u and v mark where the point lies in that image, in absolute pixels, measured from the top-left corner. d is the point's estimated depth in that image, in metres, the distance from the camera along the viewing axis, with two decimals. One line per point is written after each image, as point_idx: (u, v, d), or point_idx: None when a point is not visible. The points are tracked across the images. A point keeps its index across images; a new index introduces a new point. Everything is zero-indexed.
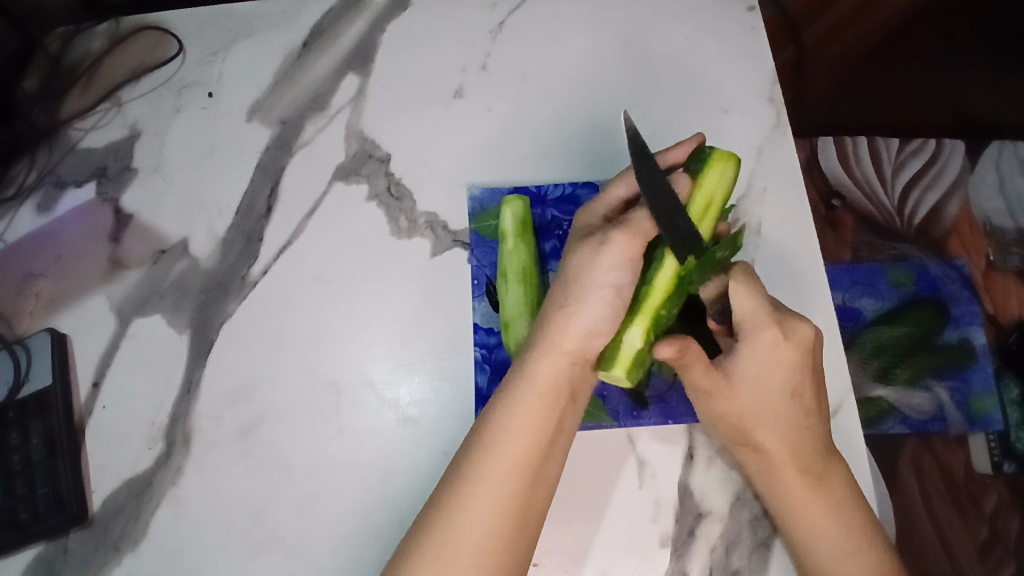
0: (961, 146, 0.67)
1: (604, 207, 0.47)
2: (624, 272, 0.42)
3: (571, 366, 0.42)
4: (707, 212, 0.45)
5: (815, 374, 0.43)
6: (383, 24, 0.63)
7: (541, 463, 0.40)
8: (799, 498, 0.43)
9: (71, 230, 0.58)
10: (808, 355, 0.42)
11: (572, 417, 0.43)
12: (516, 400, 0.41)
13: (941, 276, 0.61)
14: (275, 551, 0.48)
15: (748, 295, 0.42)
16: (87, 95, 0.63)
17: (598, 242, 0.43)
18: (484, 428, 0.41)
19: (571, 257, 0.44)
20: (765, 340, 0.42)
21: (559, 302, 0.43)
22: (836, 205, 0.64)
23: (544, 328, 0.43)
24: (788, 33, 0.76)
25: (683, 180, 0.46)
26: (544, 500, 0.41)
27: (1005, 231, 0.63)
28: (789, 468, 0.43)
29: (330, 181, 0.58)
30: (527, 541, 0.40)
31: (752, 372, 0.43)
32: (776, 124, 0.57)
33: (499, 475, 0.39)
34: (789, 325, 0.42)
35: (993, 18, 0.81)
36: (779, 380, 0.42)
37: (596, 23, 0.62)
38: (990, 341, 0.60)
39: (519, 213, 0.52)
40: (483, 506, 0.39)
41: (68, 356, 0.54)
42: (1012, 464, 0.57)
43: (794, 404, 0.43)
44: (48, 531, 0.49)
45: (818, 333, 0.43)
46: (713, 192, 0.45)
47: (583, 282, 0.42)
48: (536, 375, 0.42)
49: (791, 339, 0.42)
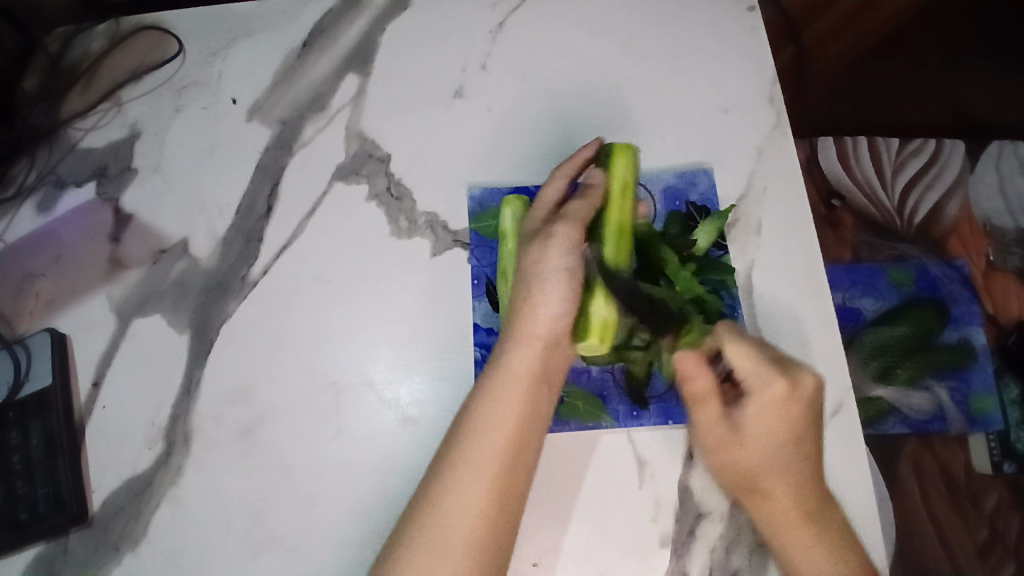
0: (961, 146, 0.66)
1: (541, 211, 0.51)
2: (574, 258, 0.49)
3: (543, 348, 0.46)
4: (624, 194, 0.52)
5: (817, 420, 0.46)
6: (384, 24, 0.63)
7: (523, 440, 0.43)
8: (797, 537, 0.44)
9: (71, 230, 0.58)
10: (812, 404, 0.46)
11: (548, 399, 0.45)
12: (496, 384, 0.44)
13: (941, 276, 0.61)
14: (275, 551, 0.48)
15: (742, 353, 0.46)
16: (87, 95, 0.63)
17: (544, 242, 0.49)
18: (469, 412, 0.44)
19: (527, 252, 0.50)
20: (774, 392, 0.46)
21: (524, 295, 0.48)
22: (836, 205, 0.64)
23: (515, 319, 0.47)
24: (789, 33, 0.77)
25: (600, 176, 0.52)
26: (529, 480, 0.43)
27: (1005, 232, 0.63)
28: (789, 513, 0.45)
29: (330, 181, 0.58)
30: (516, 521, 0.41)
31: (757, 420, 0.46)
32: (776, 124, 0.57)
33: (485, 456, 0.41)
34: (792, 376, 0.46)
35: (994, 18, 0.81)
36: (782, 430, 0.46)
37: (597, 23, 0.62)
38: (990, 341, 0.60)
39: (519, 213, 0.53)
40: (472, 483, 0.40)
41: (68, 356, 0.54)
42: (1013, 464, 0.57)
43: (796, 452, 0.46)
44: (49, 530, 0.49)
45: (817, 385, 0.46)
46: (625, 177, 0.52)
47: (543, 272, 0.48)
48: (511, 361, 0.45)
49: (797, 390, 0.46)
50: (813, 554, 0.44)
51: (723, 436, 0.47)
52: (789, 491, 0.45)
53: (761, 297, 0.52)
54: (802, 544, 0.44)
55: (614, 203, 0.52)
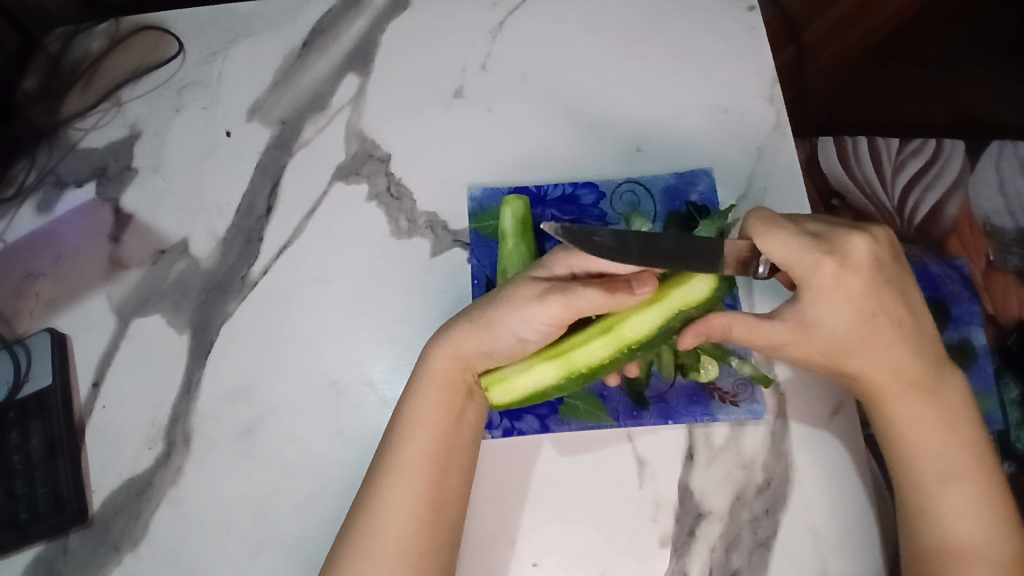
0: (961, 146, 0.63)
1: (581, 267, 0.43)
2: (539, 332, 0.43)
3: (464, 369, 0.44)
4: (661, 303, 0.42)
5: (891, 286, 0.41)
6: (383, 25, 0.63)
7: (447, 453, 0.42)
8: (904, 420, 0.41)
9: (71, 230, 0.58)
10: (875, 271, 0.40)
11: (476, 411, 0.45)
12: (421, 395, 0.43)
13: (941, 275, 0.58)
14: (275, 550, 0.47)
15: (777, 245, 0.40)
16: (87, 95, 0.63)
17: (535, 295, 0.42)
18: (396, 427, 0.43)
19: (514, 287, 0.44)
20: (828, 277, 0.39)
21: (467, 321, 0.44)
22: (836, 204, 0.62)
23: (451, 336, 0.44)
24: (788, 33, 0.78)
25: (649, 278, 0.42)
26: (463, 486, 0.42)
27: (1006, 231, 0.59)
28: (889, 387, 0.41)
29: (330, 181, 0.58)
30: (450, 528, 0.41)
31: (826, 318, 0.40)
32: (776, 124, 0.57)
33: (411, 463, 0.41)
34: (844, 252, 0.40)
35: (994, 16, 0.80)
36: (852, 311, 0.40)
37: (596, 24, 0.62)
38: (990, 341, 0.56)
39: (519, 212, 0.52)
40: (400, 496, 0.40)
41: (69, 356, 0.54)
42: (1013, 464, 0.52)
43: (876, 325, 0.40)
44: (48, 531, 0.49)
45: (874, 243, 0.41)
46: (680, 293, 0.42)
47: (501, 316, 0.43)
48: (432, 369, 0.44)
49: (850, 264, 0.39)
50: (913, 426, 0.41)
51: (795, 331, 0.41)
52: (885, 375, 0.41)
53: (760, 293, 0.52)
54: (913, 425, 0.41)
55: (637, 308, 0.43)
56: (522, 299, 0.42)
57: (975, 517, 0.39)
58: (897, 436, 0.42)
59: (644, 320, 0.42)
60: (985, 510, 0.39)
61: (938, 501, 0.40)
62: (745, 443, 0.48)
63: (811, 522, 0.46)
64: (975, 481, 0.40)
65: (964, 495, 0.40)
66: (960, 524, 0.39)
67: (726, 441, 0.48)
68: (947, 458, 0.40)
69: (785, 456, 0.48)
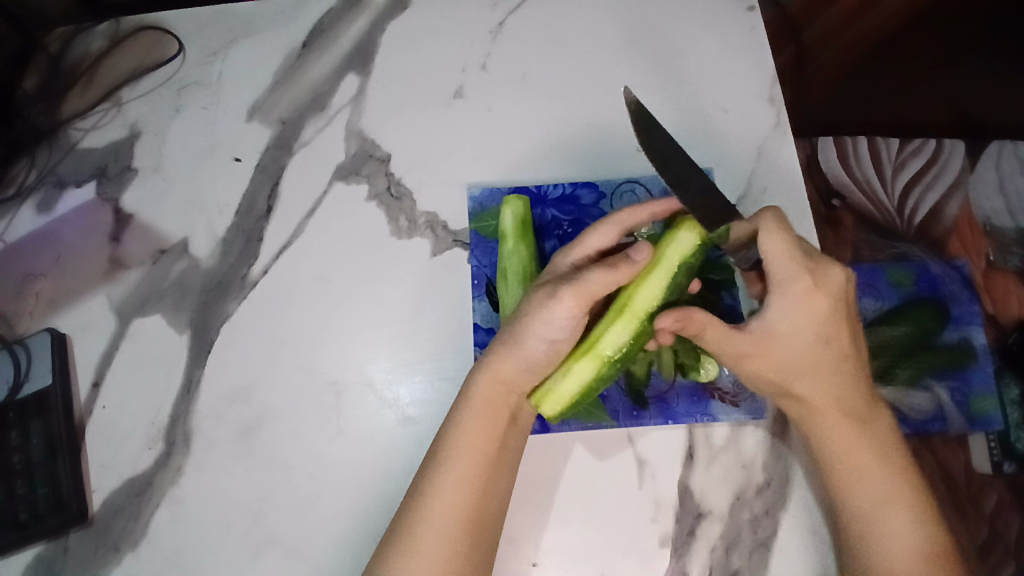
0: (961, 146, 0.63)
1: (579, 256, 0.46)
2: (563, 330, 0.43)
3: (508, 395, 0.43)
4: (668, 273, 0.43)
5: (851, 318, 0.43)
6: (384, 25, 0.63)
7: (488, 478, 0.41)
8: (843, 443, 0.42)
9: (71, 230, 0.58)
10: (842, 299, 0.42)
11: (517, 438, 0.44)
12: (462, 421, 0.42)
13: (941, 276, 0.57)
14: (276, 551, 0.48)
15: (776, 245, 0.41)
16: (87, 95, 0.63)
17: (547, 295, 0.43)
18: (433, 451, 0.42)
19: (524, 300, 0.45)
20: (798, 290, 0.41)
21: (503, 338, 0.44)
22: (836, 204, 0.61)
23: (491, 361, 0.44)
24: (788, 33, 0.78)
25: (643, 243, 0.43)
26: (498, 514, 0.42)
27: (1005, 231, 0.59)
28: (830, 410, 0.42)
29: (330, 181, 0.58)
30: (485, 555, 0.41)
31: (786, 333, 0.42)
32: (776, 124, 0.57)
33: (451, 490, 0.40)
34: (821, 273, 0.42)
35: (994, 17, 0.80)
36: (812, 328, 0.42)
37: (596, 23, 0.62)
38: (990, 341, 0.55)
39: (519, 213, 0.52)
40: (437, 522, 0.39)
41: (68, 356, 0.54)
42: (1013, 464, 0.52)
43: (827, 350, 0.42)
44: (49, 531, 0.49)
45: (848, 279, 0.43)
46: (677, 255, 0.43)
47: (524, 325, 0.43)
48: (475, 395, 0.43)
49: (823, 284, 0.42)
50: (853, 449, 0.42)
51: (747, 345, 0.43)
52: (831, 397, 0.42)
53: None
54: (851, 449, 0.42)
55: (642, 278, 0.43)
56: (540, 301, 0.43)
57: (910, 544, 0.40)
58: (836, 457, 0.42)
59: (652, 288, 0.43)
60: (918, 534, 0.40)
61: (872, 522, 0.41)
62: (745, 443, 0.48)
63: (810, 523, 0.46)
64: (908, 509, 0.41)
65: (897, 519, 0.40)
66: (890, 546, 0.40)
67: (726, 441, 0.48)
68: (882, 484, 0.41)
69: (785, 457, 0.48)
